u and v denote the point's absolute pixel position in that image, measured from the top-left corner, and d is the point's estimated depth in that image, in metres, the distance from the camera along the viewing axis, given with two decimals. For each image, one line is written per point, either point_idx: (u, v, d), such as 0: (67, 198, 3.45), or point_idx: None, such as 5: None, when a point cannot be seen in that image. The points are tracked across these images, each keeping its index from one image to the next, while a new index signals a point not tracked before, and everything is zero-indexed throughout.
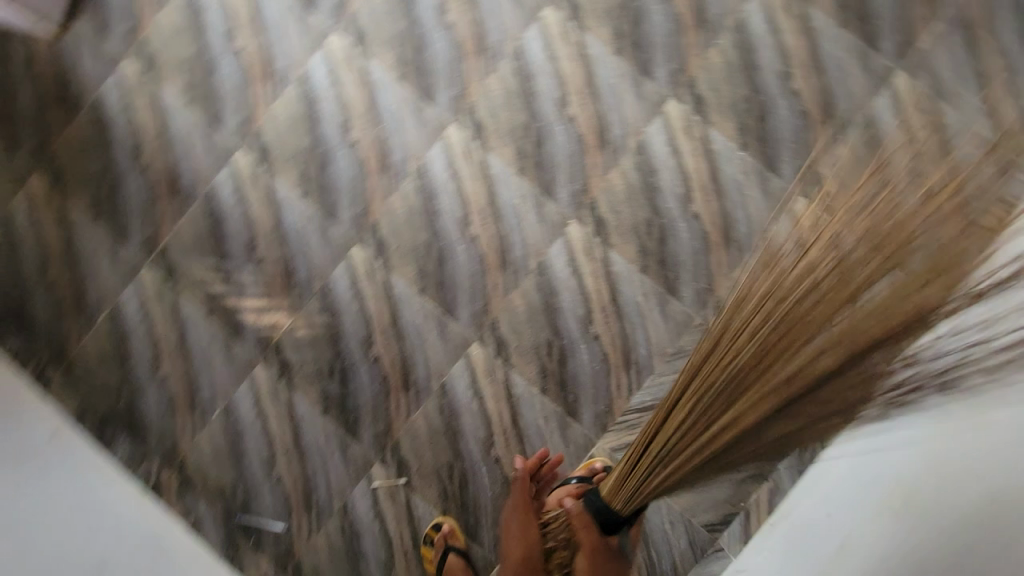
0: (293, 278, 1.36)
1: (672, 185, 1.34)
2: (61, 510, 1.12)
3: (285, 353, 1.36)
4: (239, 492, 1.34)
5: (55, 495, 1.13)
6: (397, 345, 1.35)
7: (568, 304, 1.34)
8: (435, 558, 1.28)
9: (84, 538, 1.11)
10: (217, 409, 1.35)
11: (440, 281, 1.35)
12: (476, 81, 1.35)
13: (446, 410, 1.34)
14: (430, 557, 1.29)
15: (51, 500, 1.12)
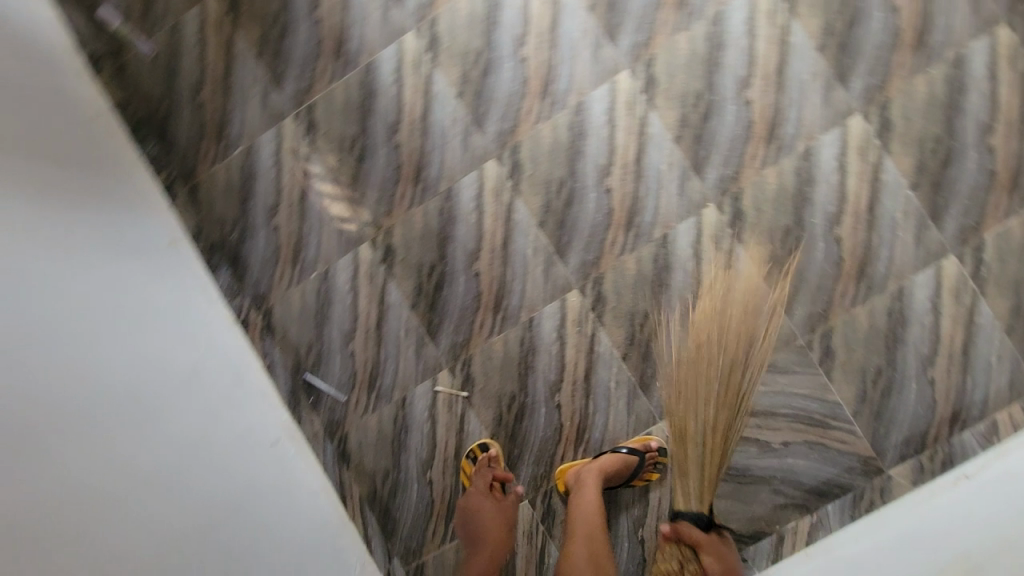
0: (423, 171, 1.37)
1: (826, 202, 1.28)
2: (169, 306, 1.14)
3: (394, 240, 1.38)
4: (312, 352, 1.39)
5: (165, 290, 1.15)
6: (500, 268, 1.35)
7: (677, 283, 1.32)
8: (473, 473, 1.32)
9: (182, 337, 1.13)
10: (316, 271, 1.40)
11: (562, 221, 1.34)
12: (666, 33, 1.30)
13: (526, 343, 1.35)
14: (468, 471, 1.33)
15: (162, 293, 1.14)
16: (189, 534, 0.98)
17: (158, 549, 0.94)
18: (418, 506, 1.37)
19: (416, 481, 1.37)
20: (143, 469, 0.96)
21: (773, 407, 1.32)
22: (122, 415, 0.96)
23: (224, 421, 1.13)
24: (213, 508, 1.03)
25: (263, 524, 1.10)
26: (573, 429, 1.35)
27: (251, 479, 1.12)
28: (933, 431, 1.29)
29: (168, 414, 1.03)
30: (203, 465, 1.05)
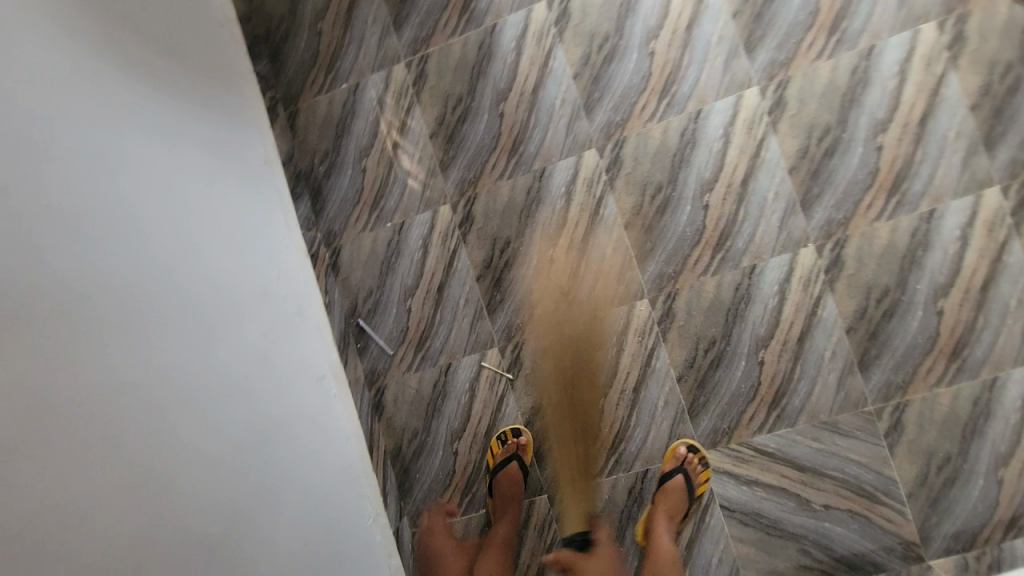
0: (521, 145, 1.34)
1: (936, 270, 1.20)
2: (248, 230, 1.18)
3: (475, 207, 1.36)
4: (370, 299, 1.40)
5: (247, 213, 1.20)
6: (575, 259, 1.32)
7: (754, 317, 1.25)
8: (499, 454, 1.31)
9: (254, 262, 1.17)
10: (391, 220, 1.40)
11: (649, 227, 1.29)
12: (808, 58, 1.23)
13: (583, 341, 1.31)
14: (493, 452, 1.31)
15: (244, 217, 1.18)
16: (242, 453, 0.97)
17: (218, 460, 0.92)
18: (438, 473, 1.36)
19: (442, 449, 1.36)
20: (213, 378, 0.96)
21: (823, 468, 1.23)
22: (200, 321, 0.97)
23: (279, 350, 1.15)
24: (262, 431, 1.03)
25: (300, 458, 1.10)
26: (609, 437, 1.31)
27: (293, 413, 1.13)
28: (985, 531, 1.18)
29: (235, 330, 1.05)
30: (257, 389, 1.05)
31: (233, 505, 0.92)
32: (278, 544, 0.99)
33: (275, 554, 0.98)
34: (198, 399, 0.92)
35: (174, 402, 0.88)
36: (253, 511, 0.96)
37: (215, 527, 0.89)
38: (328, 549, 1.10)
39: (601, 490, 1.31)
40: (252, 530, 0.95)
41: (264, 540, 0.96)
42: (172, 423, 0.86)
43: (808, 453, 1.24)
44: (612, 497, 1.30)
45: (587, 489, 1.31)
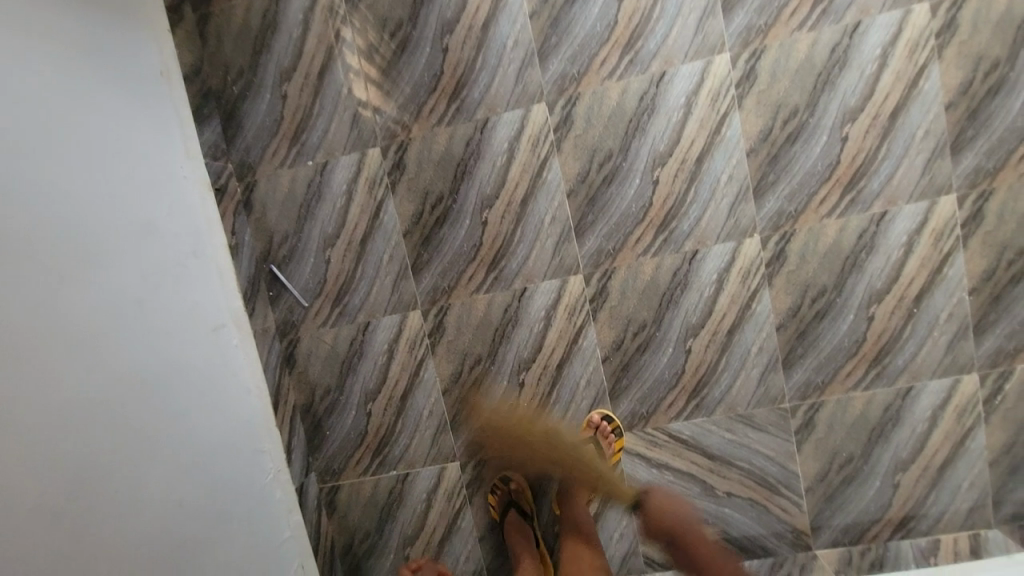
0: (464, 89, 1.19)
1: (875, 274, 1.16)
2: (124, 153, 0.98)
3: (408, 154, 1.22)
4: (286, 245, 1.28)
5: (123, 133, 0.99)
6: (511, 225, 1.22)
7: (688, 305, 1.20)
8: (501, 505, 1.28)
9: (127, 193, 0.97)
10: (314, 159, 1.25)
11: (592, 198, 1.19)
12: (788, 26, 1.10)
13: (510, 313, 1.25)
14: (492, 500, 1.29)
15: (117, 135, 0.98)
16: (96, 428, 0.83)
17: (64, 434, 0.78)
18: (349, 432, 1.33)
19: (354, 409, 1.32)
20: (50, 343, 0.79)
21: (732, 459, 1.25)
22: (35, 271, 0.78)
23: (156, 300, 0.99)
24: (126, 400, 0.89)
25: (179, 425, 0.98)
26: (527, 412, 1.28)
27: (172, 376, 0.99)
28: (874, 529, 1.24)
29: (93, 280, 0.87)
30: (120, 349, 0.90)
31: (83, 490, 0.80)
32: (150, 522, 0.88)
33: (150, 530, 0.88)
34: (30, 370, 0.75)
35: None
36: (114, 494, 0.84)
37: (62, 513, 0.76)
38: (217, 517, 1.02)
39: (514, 461, 1.30)
40: (114, 512, 0.83)
41: (133, 523, 0.86)
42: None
43: (720, 442, 1.25)
44: (524, 469, 1.29)
45: (500, 459, 1.30)
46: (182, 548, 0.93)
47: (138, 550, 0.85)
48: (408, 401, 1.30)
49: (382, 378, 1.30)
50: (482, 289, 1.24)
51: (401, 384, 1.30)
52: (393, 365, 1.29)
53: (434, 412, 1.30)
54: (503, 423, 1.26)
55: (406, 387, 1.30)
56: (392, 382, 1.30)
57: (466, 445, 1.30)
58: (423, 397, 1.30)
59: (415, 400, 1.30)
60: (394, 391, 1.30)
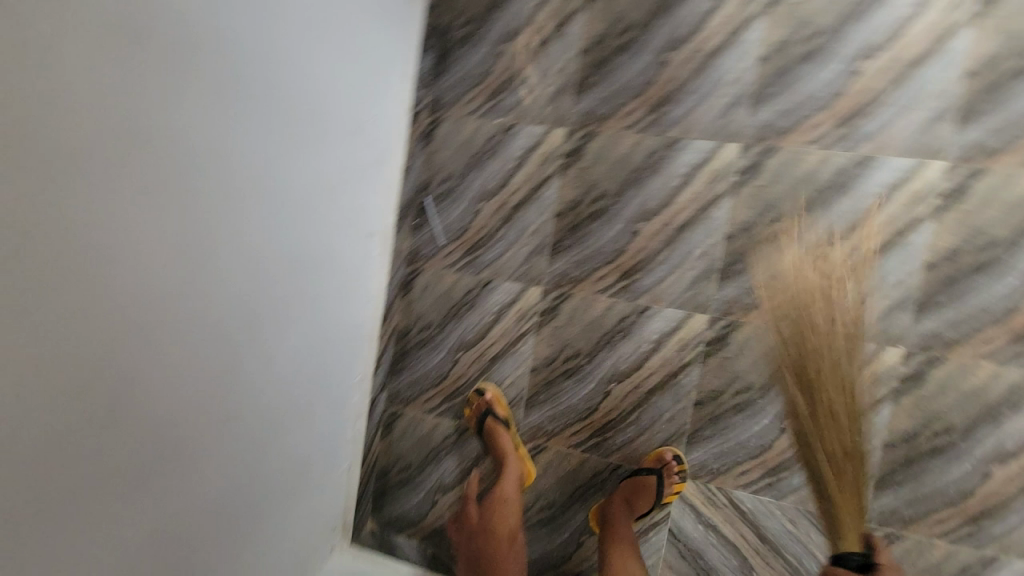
0: (668, 105, 1.21)
1: (1012, 435, 1.09)
2: (359, 68, 1.10)
3: (591, 145, 1.26)
4: (447, 185, 1.36)
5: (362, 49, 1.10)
6: (659, 245, 1.24)
7: (802, 386, 1.18)
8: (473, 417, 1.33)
9: (307, 106, 0.97)
10: (502, 118, 1.31)
11: (749, 249, 1.19)
12: (1020, 158, 1.06)
13: (623, 324, 1.27)
14: (469, 414, 1.34)
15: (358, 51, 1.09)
16: (198, 314, 0.83)
17: (237, 286, 0.90)
18: (431, 370, 1.40)
19: (445, 351, 1.39)
20: (191, 223, 0.79)
21: (786, 551, 1.19)
22: (207, 151, 0.79)
23: (289, 213, 0.99)
24: (230, 297, 0.89)
25: (264, 337, 0.98)
26: (601, 420, 1.29)
27: (277, 287, 0.99)
28: None
29: (247, 177, 0.87)
30: (243, 248, 0.89)
31: (164, 375, 0.79)
32: (208, 425, 0.88)
33: (205, 432, 0.88)
34: (163, 241, 0.76)
35: (119, 236, 0.69)
36: (191, 387, 0.84)
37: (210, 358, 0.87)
38: (264, 440, 1.03)
39: (569, 460, 1.32)
40: (183, 403, 0.83)
41: (193, 419, 0.86)
42: (98, 261, 0.68)
43: (780, 529, 1.20)
44: (575, 470, 1.32)
45: (558, 452, 1.33)
46: (224, 458, 0.93)
47: (186, 447, 0.85)
48: (496, 364, 1.36)
49: (482, 334, 1.36)
50: (608, 292, 1.27)
51: (496, 346, 1.35)
52: (497, 326, 1.35)
53: (514, 385, 1.35)
54: (681, 416, 1.25)
55: (499, 350, 1.35)
56: (489, 341, 1.36)
57: (532, 426, 1.34)
58: (509, 367, 1.35)
59: (503, 366, 1.35)
60: (487, 349, 1.36)
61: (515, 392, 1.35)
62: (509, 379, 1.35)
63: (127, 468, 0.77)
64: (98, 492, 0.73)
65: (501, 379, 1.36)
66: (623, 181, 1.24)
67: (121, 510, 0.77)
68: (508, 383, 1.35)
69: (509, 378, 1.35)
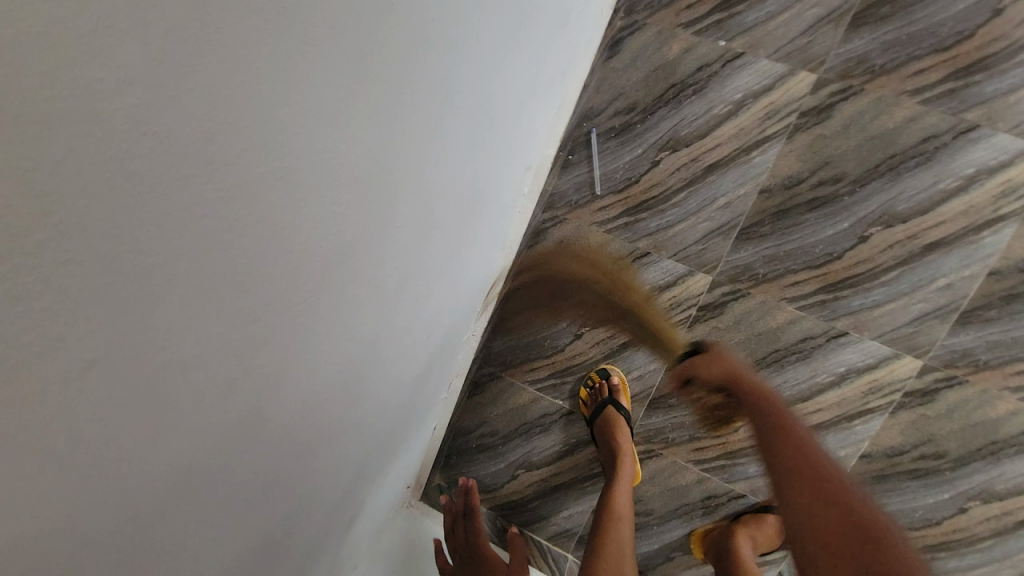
0: (980, 75, 0.87)
1: None
2: None
3: (845, 106, 0.92)
4: (626, 118, 1.03)
5: None
6: (891, 260, 0.95)
7: (1008, 470, 0.97)
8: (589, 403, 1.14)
9: None
10: (730, 41, 0.96)
11: (1013, 295, 0.91)
12: None
13: (805, 346, 1.02)
14: (587, 399, 1.14)
15: None
16: (357, 282, 0.58)
17: (404, 237, 0.65)
18: (544, 339, 1.17)
19: (566, 322, 1.15)
20: (376, 157, 0.51)
21: None
22: (410, 42, 0.48)
23: (469, 144, 0.71)
24: (391, 258, 0.64)
25: (409, 303, 0.75)
26: (738, 443, 1.10)
27: (438, 236, 0.75)
28: None
29: (442, 89, 0.58)
30: (421, 187, 0.64)
31: (317, 359, 0.56)
32: (345, 404, 0.68)
33: (337, 424, 0.67)
34: (344, 179, 0.47)
35: (314, 158, 0.41)
36: (333, 378, 0.61)
37: (361, 329, 0.63)
38: (387, 410, 0.84)
39: (683, 475, 1.14)
40: (323, 398, 0.61)
41: (329, 413, 0.64)
42: (281, 214, 0.41)
43: None
44: (685, 487, 1.14)
45: (672, 463, 1.14)
46: (345, 450, 0.74)
47: (317, 444, 0.64)
48: (626, 350, 1.13)
49: (618, 312, 1.12)
50: (799, 302, 1.01)
51: (630, 330, 1.12)
52: (642, 309, 1.10)
53: (641, 381, 1.13)
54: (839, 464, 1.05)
55: (633, 336, 1.12)
56: (625, 322, 1.12)
57: (650, 429, 1.14)
58: (641, 358, 1.12)
59: (634, 356, 1.13)
60: (619, 332, 1.12)
61: (641, 388, 1.13)
62: (638, 372, 1.13)
63: (270, 471, 0.57)
64: (228, 515, 0.53)
65: (628, 369, 1.13)
66: (873, 168, 0.93)
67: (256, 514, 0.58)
68: (635, 377, 1.13)
69: (638, 372, 1.13)
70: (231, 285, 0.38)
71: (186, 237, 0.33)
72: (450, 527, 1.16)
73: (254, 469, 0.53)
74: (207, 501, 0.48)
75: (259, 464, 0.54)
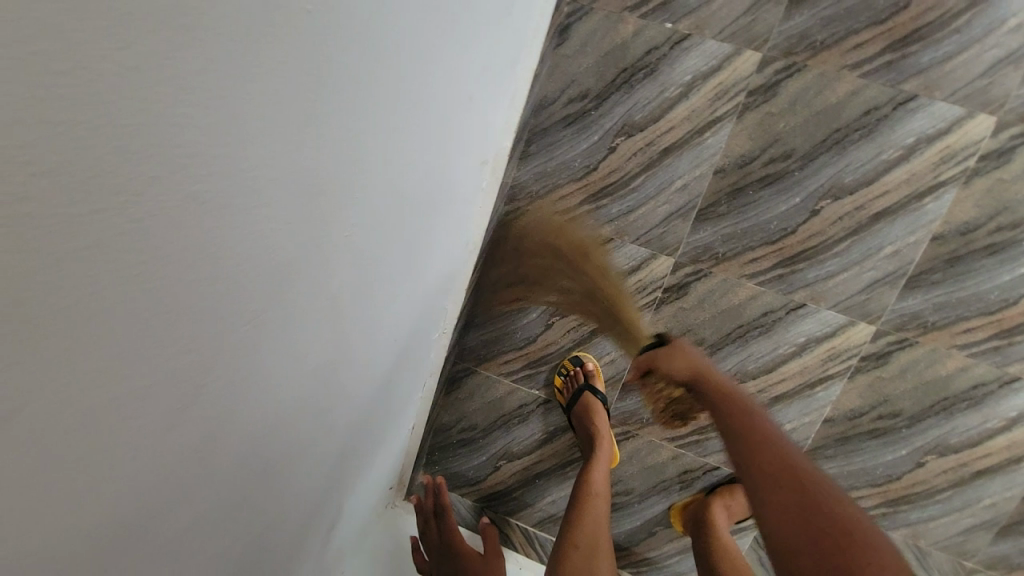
0: (914, 46, 0.89)
1: None
2: None
3: (791, 82, 0.94)
4: (580, 105, 1.03)
5: None
6: (842, 231, 0.98)
7: (960, 423, 1.02)
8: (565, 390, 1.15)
9: None
10: (677, 23, 0.96)
11: (956, 257, 0.95)
12: None
13: (766, 320, 1.05)
14: (562, 387, 1.15)
15: None
16: (314, 299, 0.57)
17: (360, 250, 0.64)
18: (516, 331, 1.17)
19: (537, 312, 1.15)
20: (323, 173, 0.50)
21: None
22: (349, 55, 0.47)
23: (419, 150, 0.70)
24: (349, 271, 0.63)
25: (371, 312, 0.74)
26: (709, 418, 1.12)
27: (396, 243, 0.74)
28: None
29: (389, 96, 0.57)
30: (373, 198, 0.63)
31: (275, 383, 0.55)
32: (312, 421, 0.67)
33: (304, 438, 0.67)
34: (291, 205, 0.46)
35: (256, 190, 0.41)
36: (294, 398, 0.60)
37: (321, 346, 0.63)
38: (358, 418, 0.83)
39: (660, 452, 1.17)
40: (288, 416, 0.61)
41: (293, 432, 0.63)
42: (227, 252, 0.40)
43: None
44: (662, 464, 1.17)
45: (648, 442, 1.16)
46: (315, 462, 0.73)
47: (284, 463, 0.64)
48: (597, 336, 1.14)
49: (587, 299, 1.12)
50: (758, 278, 1.03)
51: (599, 316, 1.13)
52: (609, 295, 1.11)
53: (613, 366, 1.15)
54: (805, 430, 1.09)
55: (603, 323, 1.13)
56: (594, 308, 1.12)
57: (624, 411, 1.16)
58: (611, 344, 1.14)
59: (604, 342, 1.14)
60: (588, 319, 1.13)
61: (613, 373, 1.15)
62: (609, 357, 1.15)
63: (241, 497, 0.57)
64: (193, 546, 0.51)
65: (600, 355, 1.15)
66: (821, 143, 0.95)
67: (231, 542, 0.58)
68: (607, 362, 1.15)
69: (609, 356, 1.15)
70: (178, 317, 0.38)
71: (129, 283, 0.33)
72: (423, 526, 1.15)
73: (227, 492, 0.54)
74: (179, 530, 0.47)
75: (231, 487, 0.54)
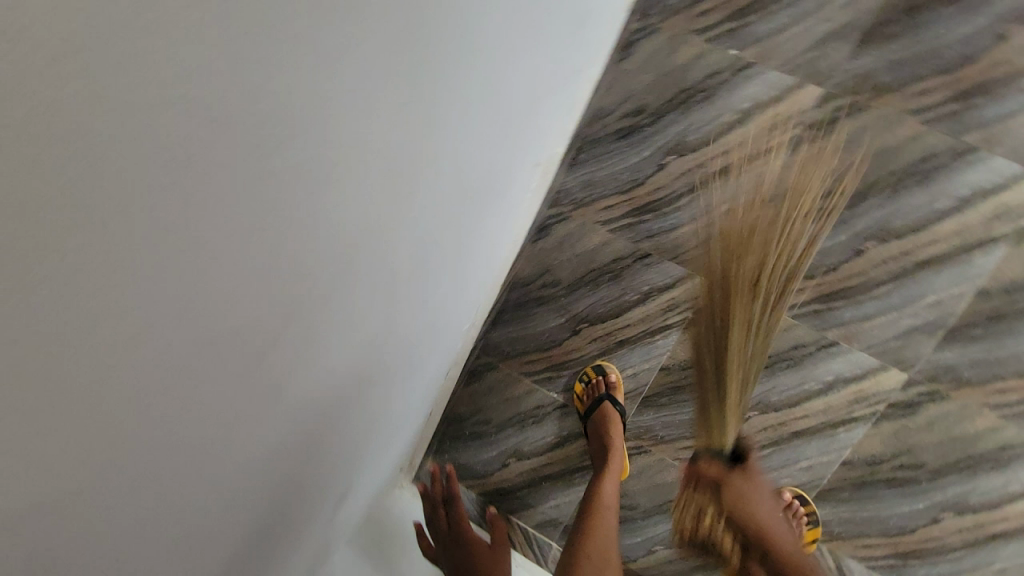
0: (977, 100, 0.90)
1: None
2: None
3: (849, 120, 0.95)
4: (635, 120, 1.05)
5: None
6: (885, 274, 0.97)
7: (983, 485, 1.00)
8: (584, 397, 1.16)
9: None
10: (741, 51, 0.99)
11: (999, 315, 0.94)
12: None
13: (796, 353, 1.04)
14: (581, 394, 1.15)
15: None
16: (369, 269, 0.60)
17: (415, 231, 0.67)
18: (543, 332, 1.19)
19: (566, 317, 1.17)
20: (391, 149, 0.53)
21: None
22: (428, 42, 0.51)
23: (481, 143, 0.73)
24: (403, 248, 0.66)
25: (416, 293, 0.76)
26: None
27: (448, 230, 0.77)
28: None
29: (461, 87, 0.61)
30: (434, 182, 0.65)
31: (322, 343, 0.58)
32: (349, 389, 0.70)
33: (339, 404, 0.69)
34: (358, 174, 0.50)
35: (330, 154, 0.44)
36: (337, 362, 0.63)
37: (367, 316, 0.65)
38: (388, 395, 0.86)
39: (671, 472, 1.16)
40: (329, 379, 0.63)
41: (330, 394, 0.66)
42: (297, 207, 0.44)
43: None
44: (672, 484, 1.16)
45: (660, 460, 1.16)
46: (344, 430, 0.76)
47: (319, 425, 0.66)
48: (622, 348, 1.15)
49: (619, 311, 1.13)
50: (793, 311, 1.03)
51: (629, 329, 1.14)
52: (641, 309, 1.12)
53: (635, 380, 1.16)
54: (823, 471, 1.07)
55: (631, 336, 1.14)
56: (625, 320, 1.14)
57: (640, 426, 1.17)
58: (636, 357, 1.15)
59: (629, 355, 1.15)
60: (617, 331, 1.14)
61: (634, 387, 1.16)
62: (632, 370, 1.16)
63: (277, 450, 0.59)
64: (231, 487, 0.54)
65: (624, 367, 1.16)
66: (873, 183, 0.95)
67: (262, 492, 0.61)
68: (630, 375, 1.16)
69: (632, 369, 1.15)
70: (251, 263, 0.41)
71: (209, 218, 0.36)
72: (430, 513, 1.16)
73: (266, 442, 0.56)
74: (219, 468, 0.50)
75: (271, 437, 0.56)
